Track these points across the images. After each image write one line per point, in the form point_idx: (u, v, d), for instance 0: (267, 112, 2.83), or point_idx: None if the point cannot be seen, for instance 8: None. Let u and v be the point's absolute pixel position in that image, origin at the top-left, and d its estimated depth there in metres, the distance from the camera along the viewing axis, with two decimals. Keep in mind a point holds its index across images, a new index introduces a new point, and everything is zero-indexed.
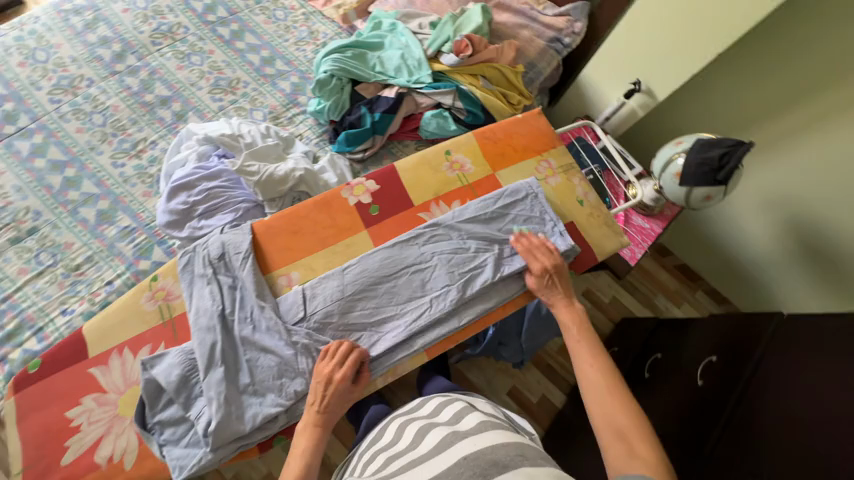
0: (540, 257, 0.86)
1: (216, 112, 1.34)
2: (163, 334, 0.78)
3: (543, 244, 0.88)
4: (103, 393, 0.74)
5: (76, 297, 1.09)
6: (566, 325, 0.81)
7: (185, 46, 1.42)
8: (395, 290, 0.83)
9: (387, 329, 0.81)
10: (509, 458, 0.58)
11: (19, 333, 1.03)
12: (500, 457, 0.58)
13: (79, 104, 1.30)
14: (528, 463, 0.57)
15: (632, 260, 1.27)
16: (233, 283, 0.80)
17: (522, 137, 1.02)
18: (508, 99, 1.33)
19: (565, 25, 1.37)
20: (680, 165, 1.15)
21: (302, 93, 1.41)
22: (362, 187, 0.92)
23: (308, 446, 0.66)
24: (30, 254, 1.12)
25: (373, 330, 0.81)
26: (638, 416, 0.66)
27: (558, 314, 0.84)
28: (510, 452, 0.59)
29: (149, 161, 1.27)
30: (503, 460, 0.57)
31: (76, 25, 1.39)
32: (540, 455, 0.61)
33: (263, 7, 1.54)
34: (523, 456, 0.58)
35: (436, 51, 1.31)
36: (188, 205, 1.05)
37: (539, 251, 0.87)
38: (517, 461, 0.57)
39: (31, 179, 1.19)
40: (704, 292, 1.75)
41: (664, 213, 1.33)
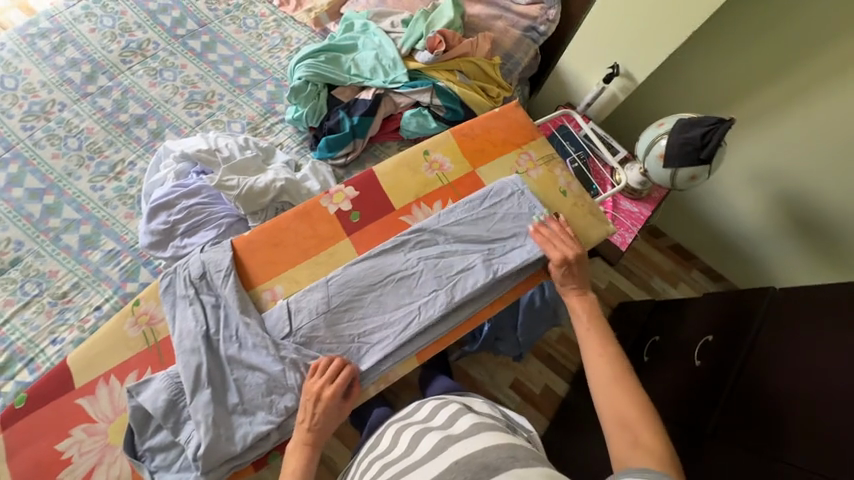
0: (560, 246, 0.86)
1: (193, 127, 1.33)
2: (149, 360, 0.77)
3: (564, 234, 0.88)
4: (92, 423, 0.73)
5: (65, 326, 1.08)
6: (576, 311, 0.81)
7: (156, 62, 1.40)
8: (382, 299, 0.83)
9: (376, 339, 0.80)
10: (500, 460, 0.58)
11: (10, 366, 1.02)
12: (491, 460, 0.58)
13: (53, 129, 1.28)
14: (520, 464, 0.57)
15: (623, 246, 1.26)
16: (217, 302, 0.79)
17: (500, 131, 1.01)
18: (487, 92, 1.32)
19: (539, 13, 1.35)
20: (663, 146, 1.15)
21: (278, 101, 1.39)
22: (341, 194, 0.91)
23: (298, 468, 0.67)
24: (14, 285, 1.11)
25: (363, 341, 0.80)
26: (644, 407, 0.65)
27: (569, 301, 0.84)
28: (500, 454, 0.59)
29: (128, 182, 1.26)
30: (494, 463, 0.57)
31: (43, 49, 1.36)
32: (532, 455, 0.61)
33: (233, 16, 1.51)
34: (514, 458, 0.58)
35: (410, 49, 1.29)
36: (170, 225, 1.04)
37: (561, 239, 0.87)
38: (508, 463, 0.57)
39: (10, 209, 1.18)
40: (699, 270, 1.75)
41: (652, 196, 1.32)
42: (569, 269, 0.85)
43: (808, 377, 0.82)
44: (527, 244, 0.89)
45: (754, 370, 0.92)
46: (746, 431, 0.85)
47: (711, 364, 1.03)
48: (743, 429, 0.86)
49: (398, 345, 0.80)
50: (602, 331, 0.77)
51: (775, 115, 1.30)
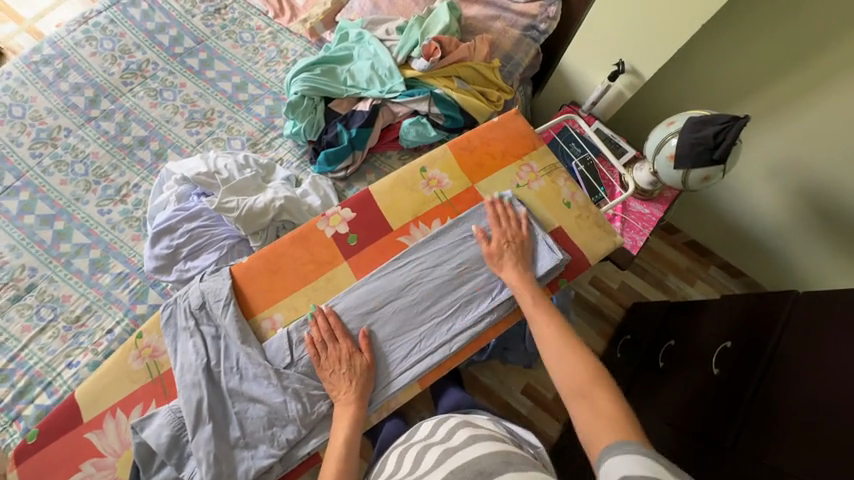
0: (509, 224, 0.87)
1: (194, 146, 1.33)
2: (153, 392, 0.77)
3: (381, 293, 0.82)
4: (101, 457, 0.74)
5: (80, 349, 1.10)
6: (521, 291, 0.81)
7: (156, 83, 1.41)
8: (383, 325, 0.81)
9: (379, 369, 0.79)
10: (494, 466, 0.59)
11: (30, 390, 1.06)
12: (486, 466, 0.59)
13: (60, 155, 1.30)
14: (512, 469, 0.58)
15: (633, 249, 1.22)
16: (218, 332, 0.79)
17: (498, 142, 0.98)
18: (487, 96, 1.29)
19: (539, 10, 1.30)
20: (674, 146, 1.09)
21: (277, 115, 1.38)
22: (338, 217, 0.89)
23: (348, 426, 0.72)
24: (30, 311, 1.14)
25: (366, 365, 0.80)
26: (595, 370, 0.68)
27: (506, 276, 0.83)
28: (495, 460, 0.60)
29: (134, 204, 1.27)
30: (488, 469, 0.58)
31: (47, 76, 1.39)
32: (526, 461, 0.62)
33: (229, 31, 1.51)
34: (507, 463, 0.60)
35: (406, 56, 1.26)
36: (173, 250, 1.05)
37: (508, 219, 0.88)
38: (501, 468, 0.58)
39: (23, 236, 1.21)
40: (717, 267, 1.70)
41: (664, 196, 1.27)
42: (511, 244, 0.85)
43: (833, 387, 0.77)
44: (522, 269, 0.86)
45: (776, 383, 0.88)
46: (764, 446, 0.82)
47: (730, 372, 0.99)
48: (763, 442, 0.83)
49: (397, 375, 0.79)
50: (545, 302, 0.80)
51: (798, 107, 1.21)
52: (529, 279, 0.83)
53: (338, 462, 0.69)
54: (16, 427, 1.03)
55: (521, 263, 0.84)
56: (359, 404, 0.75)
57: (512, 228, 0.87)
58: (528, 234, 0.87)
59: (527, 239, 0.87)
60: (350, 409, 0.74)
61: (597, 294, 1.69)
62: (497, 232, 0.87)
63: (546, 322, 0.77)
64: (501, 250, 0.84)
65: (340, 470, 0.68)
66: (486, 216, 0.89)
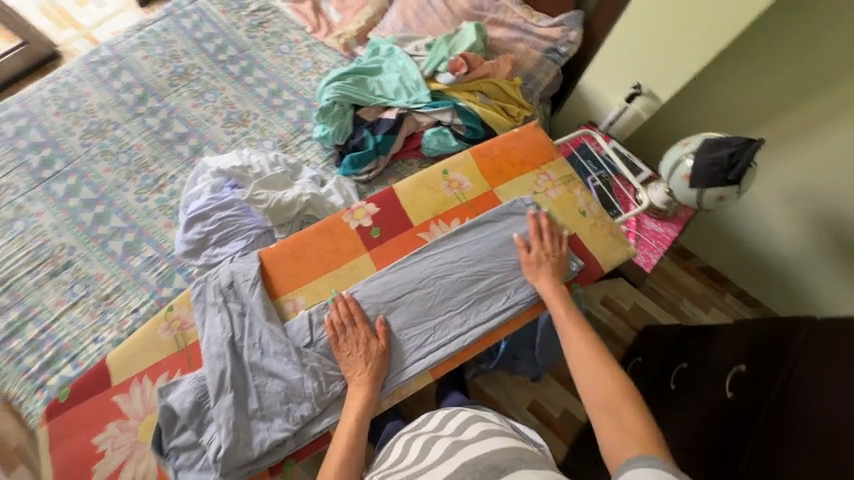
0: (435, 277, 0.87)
1: (229, 144, 1.42)
2: (179, 362, 0.81)
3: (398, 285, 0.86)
4: (125, 419, 0.78)
5: (107, 325, 1.17)
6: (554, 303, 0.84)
7: (200, 85, 1.52)
8: (404, 313, 0.84)
9: (395, 357, 0.82)
10: (506, 462, 0.59)
11: (56, 360, 1.13)
12: (498, 462, 0.59)
13: (107, 145, 1.41)
14: (526, 466, 0.58)
15: (647, 267, 1.24)
16: (244, 309, 0.83)
17: (519, 152, 1.02)
18: (508, 111, 1.35)
19: (560, 34, 1.36)
20: (689, 166, 1.12)
21: (308, 120, 1.47)
22: (362, 211, 0.94)
23: (360, 407, 0.75)
24: (65, 286, 1.22)
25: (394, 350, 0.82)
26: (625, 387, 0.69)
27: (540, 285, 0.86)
28: (508, 456, 0.61)
29: (169, 194, 1.36)
30: (501, 464, 0.58)
31: (103, 74, 1.52)
32: (539, 459, 0.63)
33: (269, 43, 1.62)
34: (520, 460, 0.60)
35: (433, 71, 1.34)
36: (204, 235, 1.12)
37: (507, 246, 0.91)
38: (514, 465, 0.59)
39: (66, 217, 1.30)
40: (733, 295, 1.69)
41: (678, 216, 1.29)
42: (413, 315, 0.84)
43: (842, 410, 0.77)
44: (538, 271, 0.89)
45: (789, 400, 0.87)
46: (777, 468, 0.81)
47: (743, 395, 0.98)
48: (778, 462, 0.82)
49: (410, 363, 0.82)
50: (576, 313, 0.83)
51: (813, 135, 1.24)
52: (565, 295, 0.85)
53: (348, 439, 0.70)
54: (39, 396, 1.11)
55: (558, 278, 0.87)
56: (372, 387, 0.78)
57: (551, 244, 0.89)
58: (565, 252, 0.90)
59: (567, 254, 0.90)
60: (362, 391, 0.77)
61: (607, 313, 1.68)
62: (538, 244, 0.89)
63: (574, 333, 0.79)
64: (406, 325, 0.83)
65: (349, 447, 0.70)
66: (504, 216, 0.93)
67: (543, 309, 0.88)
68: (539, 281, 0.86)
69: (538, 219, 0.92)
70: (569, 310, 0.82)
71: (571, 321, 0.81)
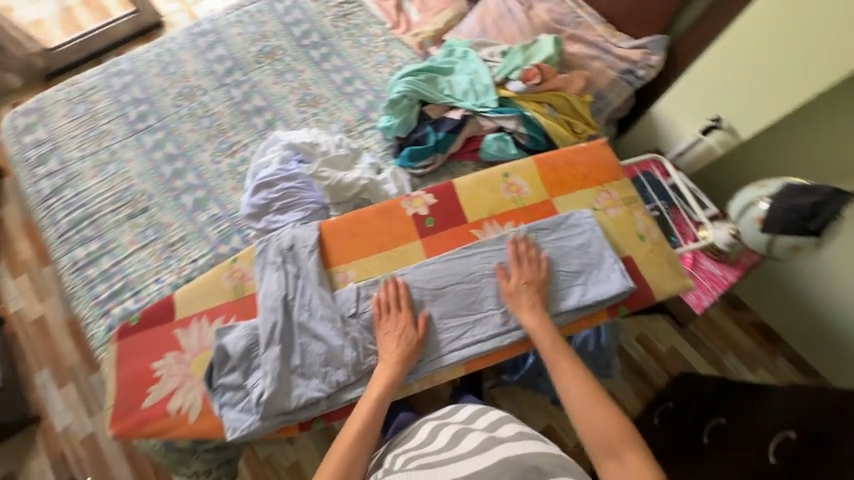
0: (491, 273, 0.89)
1: (300, 123, 1.52)
2: (235, 309, 0.88)
3: (446, 274, 0.89)
4: (181, 352, 0.86)
5: (168, 269, 1.29)
6: (540, 337, 0.83)
7: (282, 65, 1.64)
8: (443, 305, 0.87)
9: (429, 346, 0.85)
10: (550, 467, 0.62)
11: (122, 292, 1.26)
12: (542, 465, 0.63)
13: (194, 109, 1.55)
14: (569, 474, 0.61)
15: (696, 307, 1.18)
16: (300, 271, 0.89)
17: (583, 166, 1.01)
18: (573, 127, 1.34)
19: (640, 57, 1.33)
20: (763, 210, 1.06)
21: (374, 110, 1.53)
22: (420, 200, 0.97)
23: (380, 390, 0.78)
24: (140, 229, 1.35)
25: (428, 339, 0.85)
26: (624, 427, 0.70)
27: (525, 318, 0.85)
28: (553, 462, 0.63)
29: (240, 160, 1.47)
30: (545, 469, 0.62)
31: (201, 45, 1.67)
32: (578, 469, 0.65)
33: (350, 33, 1.71)
34: (564, 468, 0.63)
35: (504, 77, 1.35)
36: (267, 202, 1.20)
37: (528, 261, 0.90)
38: (558, 471, 0.62)
39: (150, 167, 1.44)
40: (784, 358, 1.57)
41: (739, 260, 1.21)
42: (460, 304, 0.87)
43: None
44: (588, 288, 0.89)
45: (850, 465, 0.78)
46: None
47: (790, 463, 0.91)
48: None
49: (447, 352, 0.84)
50: (563, 345, 0.82)
51: None
52: (549, 326, 0.84)
53: (364, 417, 0.75)
54: (103, 321, 1.24)
55: (538, 305, 0.85)
56: (399, 368, 0.80)
57: (531, 272, 0.88)
58: (546, 279, 0.89)
59: (548, 283, 0.89)
60: (389, 371, 0.79)
61: (640, 351, 1.60)
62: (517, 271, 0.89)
63: (564, 368, 0.79)
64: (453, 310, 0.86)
65: (365, 423, 0.74)
66: (561, 227, 0.94)
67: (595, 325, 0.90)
68: (525, 318, 0.84)
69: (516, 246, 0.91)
70: (557, 342, 0.82)
71: (559, 354, 0.81)
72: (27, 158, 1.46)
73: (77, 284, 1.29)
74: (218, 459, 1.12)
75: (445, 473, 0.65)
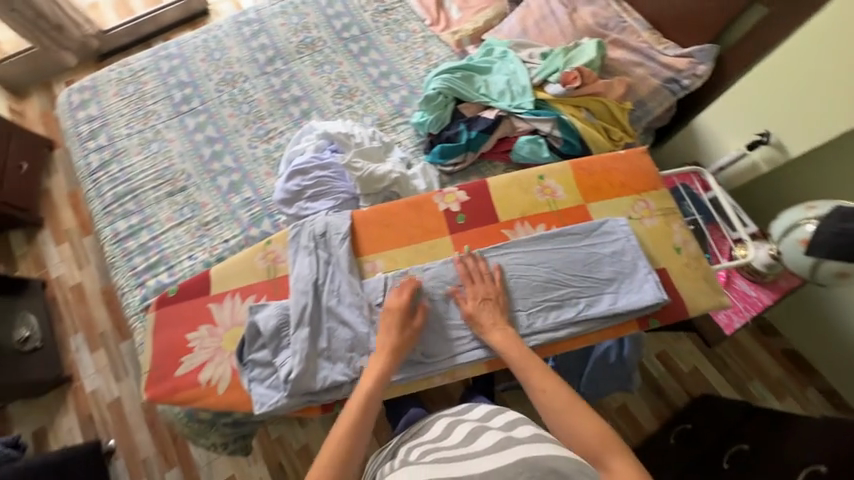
0: (483, 282, 0.90)
1: (335, 114, 1.55)
2: (267, 289, 0.93)
3: (471, 274, 0.90)
4: (214, 326, 0.91)
5: (201, 247, 1.34)
6: (508, 351, 0.81)
7: (321, 57, 1.67)
8: (448, 311, 0.90)
9: (435, 348, 0.87)
10: (570, 470, 0.61)
11: (157, 266, 1.32)
12: (560, 467, 0.61)
13: (235, 94, 1.60)
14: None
15: (727, 328, 1.14)
16: (329, 257, 0.92)
17: (620, 173, 1.02)
18: (609, 134, 1.32)
19: (687, 66, 1.29)
20: (809, 231, 1.01)
21: (408, 105, 1.54)
22: (453, 196, 1.00)
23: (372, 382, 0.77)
24: (178, 206, 1.41)
25: (431, 341, 0.88)
26: (605, 432, 0.67)
27: (493, 338, 0.84)
28: (572, 465, 0.62)
29: (275, 147, 1.51)
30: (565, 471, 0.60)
31: (245, 33, 1.72)
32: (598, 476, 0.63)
33: (389, 28, 1.72)
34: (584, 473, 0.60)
35: (543, 79, 1.34)
36: (300, 188, 1.23)
37: (480, 277, 0.90)
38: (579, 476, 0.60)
39: (191, 148, 1.50)
40: (816, 390, 1.50)
41: (777, 283, 1.17)
42: (484, 302, 0.87)
43: None
44: (619, 297, 0.89)
45: None
46: None
47: None
48: None
49: (461, 354, 0.87)
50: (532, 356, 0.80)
51: None
52: (519, 343, 0.83)
53: (356, 408, 0.73)
54: (138, 291, 1.30)
55: (501, 321, 0.85)
56: (391, 360, 0.80)
57: (484, 287, 0.89)
58: (505, 290, 0.90)
59: (507, 296, 0.89)
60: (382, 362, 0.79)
61: (660, 370, 1.55)
62: (471, 289, 0.89)
63: (536, 378, 0.76)
64: (476, 308, 0.87)
65: (357, 415, 0.72)
66: (593, 234, 0.94)
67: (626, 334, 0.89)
68: (491, 337, 0.83)
69: (464, 264, 0.91)
70: (524, 352, 0.80)
71: (530, 365, 0.78)
72: (79, 132, 1.55)
73: (116, 254, 1.36)
74: (234, 434, 1.15)
75: (460, 468, 0.64)
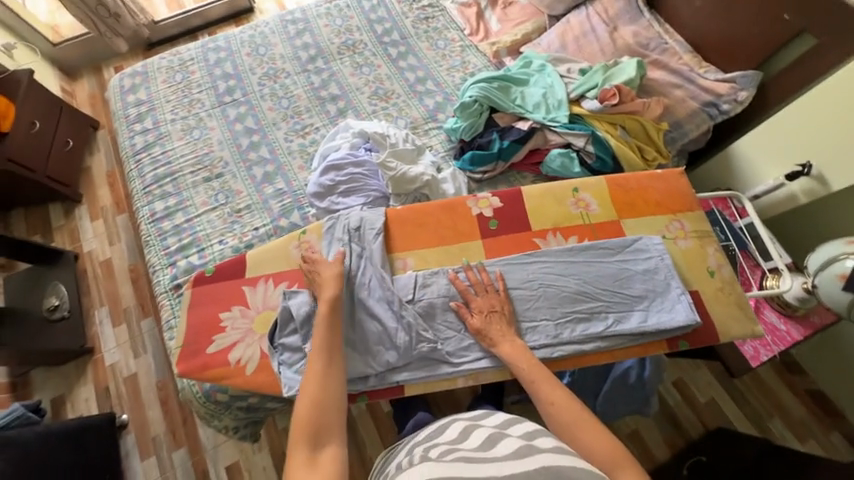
0: (489, 297, 0.90)
1: (369, 114, 1.59)
2: (298, 277, 0.99)
3: (488, 284, 0.91)
4: (246, 308, 0.98)
5: (232, 233, 1.38)
6: (516, 361, 0.80)
7: (361, 59, 1.72)
8: (449, 318, 0.91)
9: (437, 350, 0.88)
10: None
11: (189, 248, 1.36)
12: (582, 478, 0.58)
13: (276, 89, 1.66)
14: None
15: (753, 360, 1.11)
16: (364, 251, 0.96)
17: (656, 192, 1.04)
18: (643, 153, 1.31)
19: (728, 91, 1.27)
20: (848, 267, 0.97)
21: (442, 111, 1.57)
22: (486, 202, 1.03)
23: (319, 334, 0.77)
24: (213, 192, 1.46)
25: (434, 343, 0.88)
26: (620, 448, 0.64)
27: (501, 349, 0.83)
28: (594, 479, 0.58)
29: (310, 142, 1.55)
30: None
31: (290, 31, 1.79)
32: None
33: (429, 35, 1.76)
34: None
35: (580, 95, 1.35)
36: (334, 183, 1.26)
37: (484, 290, 0.91)
38: None
39: (230, 137, 1.56)
40: (841, 435, 1.43)
41: (808, 319, 1.14)
42: (490, 315, 0.87)
43: None
44: (649, 315, 0.89)
45: None
46: None
47: None
48: None
49: (473, 361, 0.88)
50: (540, 368, 0.78)
51: None
52: (525, 352, 0.82)
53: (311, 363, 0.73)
54: (168, 270, 1.35)
55: (511, 335, 0.85)
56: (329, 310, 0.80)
57: (486, 302, 0.89)
58: (510, 301, 0.90)
59: (512, 307, 0.90)
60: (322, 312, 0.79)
61: (676, 398, 1.51)
62: (475, 301, 0.89)
63: (545, 390, 0.74)
64: (484, 322, 0.87)
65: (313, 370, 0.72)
66: (624, 249, 0.95)
67: (653, 353, 0.89)
68: (500, 349, 0.83)
69: (459, 282, 0.91)
70: (532, 362, 0.79)
71: (538, 378, 0.76)
72: (127, 115, 1.63)
73: (152, 233, 1.42)
74: (247, 418, 1.17)
75: (477, 470, 0.61)
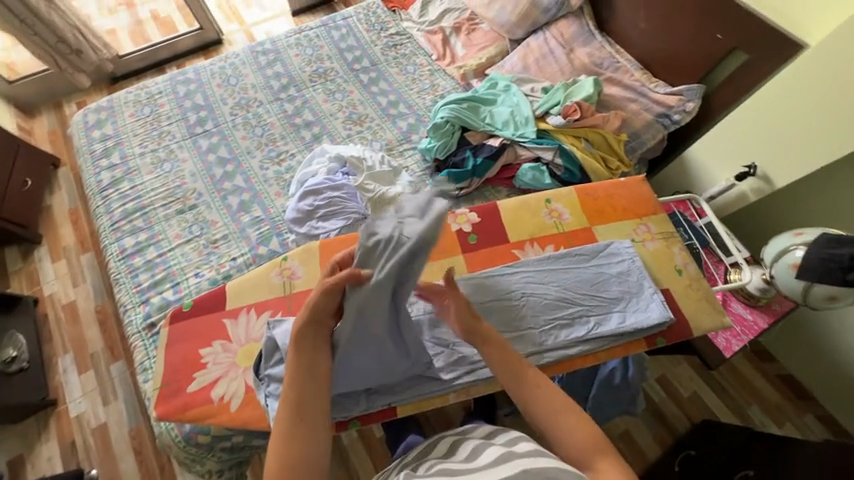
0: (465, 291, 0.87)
1: (344, 138, 1.61)
2: (283, 304, 0.98)
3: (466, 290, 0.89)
4: (228, 341, 0.95)
5: (208, 265, 1.34)
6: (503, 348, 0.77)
7: (333, 86, 1.76)
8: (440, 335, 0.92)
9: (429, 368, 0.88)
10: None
11: (163, 283, 1.31)
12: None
13: (249, 118, 1.66)
14: None
15: (727, 351, 1.16)
16: (401, 279, 0.76)
17: (621, 199, 1.11)
18: (607, 163, 1.40)
19: (677, 103, 1.38)
20: (799, 256, 1.05)
21: (415, 132, 1.62)
22: (465, 217, 1.07)
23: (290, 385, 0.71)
24: (187, 224, 1.43)
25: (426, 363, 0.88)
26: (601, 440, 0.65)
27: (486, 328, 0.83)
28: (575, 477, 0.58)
29: (286, 169, 1.55)
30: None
31: (261, 62, 1.81)
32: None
33: (398, 61, 1.83)
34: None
35: (544, 111, 1.43)
36: (313, 208, 1.27)
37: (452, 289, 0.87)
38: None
39: (202, 168, 1.54)
40: (815, 416, 1.51)
41: (771, 307, 1.22)
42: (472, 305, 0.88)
43: None
44: (627, 316, 0.93)
45: None
46: None
47: None
48: None
49: (463, 375, 0.89)
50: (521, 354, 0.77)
51: None
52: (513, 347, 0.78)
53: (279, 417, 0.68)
54: (141, 308, 1.29)
55: None
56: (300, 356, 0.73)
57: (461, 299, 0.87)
58: (495, 312, 0.92)
59: (499, 317, 0.92)
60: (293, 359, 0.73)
61: (661, 395, 1.55)
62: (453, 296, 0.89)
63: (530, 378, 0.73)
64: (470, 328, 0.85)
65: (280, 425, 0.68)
66: (598, 254, 1.00)
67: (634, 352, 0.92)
68: None
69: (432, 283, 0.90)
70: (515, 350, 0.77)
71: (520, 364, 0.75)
72: (92, 151, 1.58)
73: (121, 270, 1.36)
74: (231, 460, 1.10)
75: None
